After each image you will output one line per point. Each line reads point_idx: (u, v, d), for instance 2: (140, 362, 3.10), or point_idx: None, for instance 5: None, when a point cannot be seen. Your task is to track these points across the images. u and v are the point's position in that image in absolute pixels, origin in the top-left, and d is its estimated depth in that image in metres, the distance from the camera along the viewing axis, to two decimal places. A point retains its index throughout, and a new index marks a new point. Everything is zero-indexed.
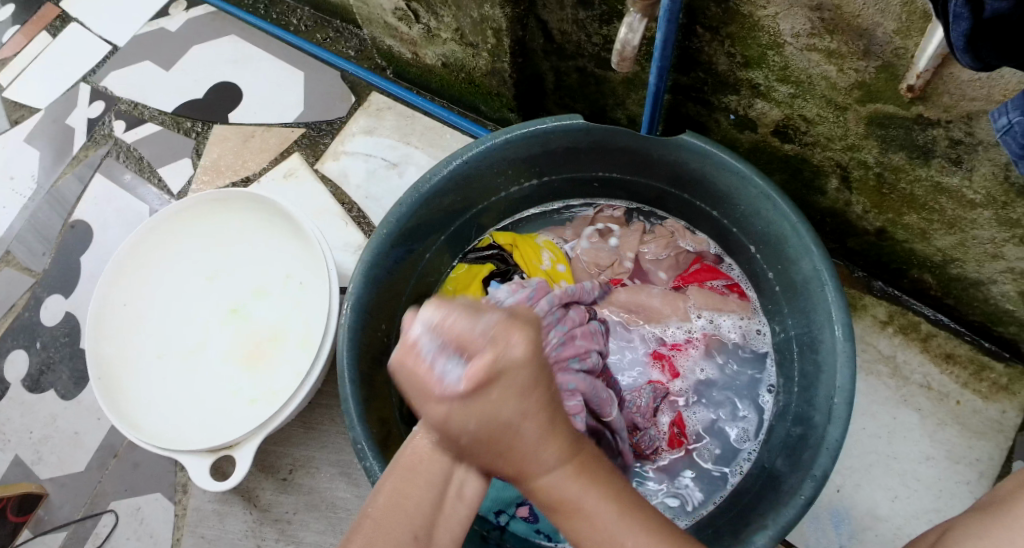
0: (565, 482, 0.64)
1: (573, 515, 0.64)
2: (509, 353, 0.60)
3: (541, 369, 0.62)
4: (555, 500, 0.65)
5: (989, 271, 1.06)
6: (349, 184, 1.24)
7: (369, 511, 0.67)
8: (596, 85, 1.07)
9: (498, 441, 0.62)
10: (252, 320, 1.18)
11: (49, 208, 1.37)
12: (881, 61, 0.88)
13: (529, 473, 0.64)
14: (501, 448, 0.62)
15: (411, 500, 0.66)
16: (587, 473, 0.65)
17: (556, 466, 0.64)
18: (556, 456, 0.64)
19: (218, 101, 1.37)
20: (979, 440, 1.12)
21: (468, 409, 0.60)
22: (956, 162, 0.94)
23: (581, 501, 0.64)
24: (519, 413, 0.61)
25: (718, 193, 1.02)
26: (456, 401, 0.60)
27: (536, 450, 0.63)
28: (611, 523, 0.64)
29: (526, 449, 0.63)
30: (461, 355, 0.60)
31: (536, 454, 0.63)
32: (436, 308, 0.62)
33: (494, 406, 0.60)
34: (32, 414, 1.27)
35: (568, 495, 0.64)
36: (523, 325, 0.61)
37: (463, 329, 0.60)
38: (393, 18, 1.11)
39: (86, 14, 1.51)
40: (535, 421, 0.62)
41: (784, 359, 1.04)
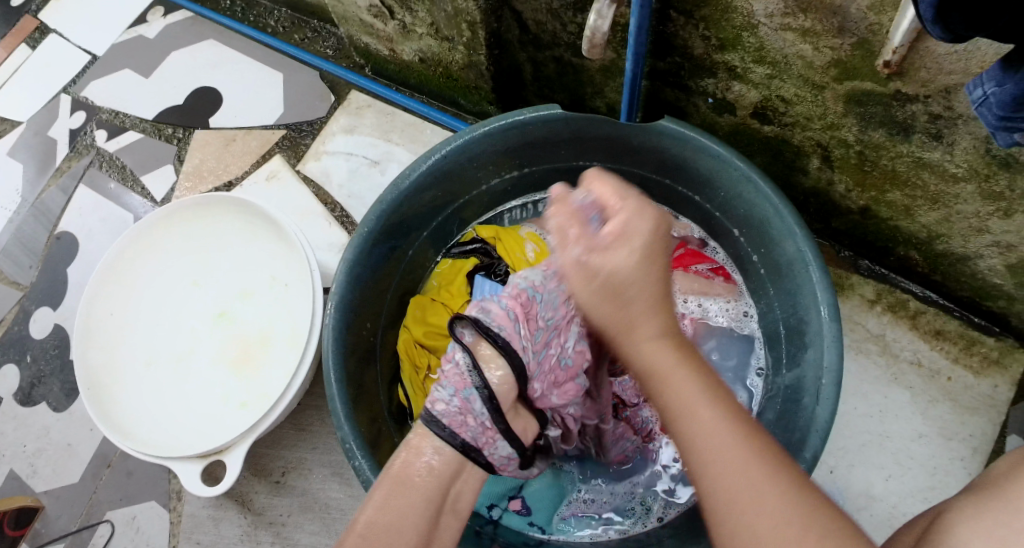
0: (659, 353, 0.69)
1: (655, 351, 0.69)
2: (622, 262, 0.69)
3: (656, 262, 0.70)
4: (649, 369, 0.69)
5: (975, 245, 1.06)
6: (331, 185, 1.24)
7: (358, 525, 0.72)
8: (574, 74, 1.07)
9: (621, 286, 0.69)
10: (238, 325, 1.18)
11: (34, 220, 1.37)
12: (856, 37, 0.88)
13: (634, 333, 0.70)
14: (620, 297, 0.69)
15: (405, 509, 0.73)
16: (682, 352, 0.69)
17: (658, 337, 0.70)
18: (660, 328, 0.70)
19: (198, 106, 1.36)
20: (972, 415, 1.12)
21: (587, 275, 0.70)
22: (937, 137, 0.94)
23: (673, 375, 0.68)
24: (643, 275, 0.69)
25: (700, 178, 1.02)
26: (592, 247, 0.71)
27: (647, 314, 0.69)
28: (697, 398, 0.67)
29: (638, 322, 0.69)
30: (580, 274, 0.71)
31: (643, 318, 0.69)
32: (593, 178, 0.76)
33: (619, 262, 0.69)
34: (25, 427, 1.27)
35: (657, 362, 0.69)
36: (652, 213, 0.72)
37: (611, 196, 0.73)
38: (369, 16, 1.11)
39: (65, 24, 1.51)
40: (638, 288, 0.69)
41: (771, 341, 1.04)
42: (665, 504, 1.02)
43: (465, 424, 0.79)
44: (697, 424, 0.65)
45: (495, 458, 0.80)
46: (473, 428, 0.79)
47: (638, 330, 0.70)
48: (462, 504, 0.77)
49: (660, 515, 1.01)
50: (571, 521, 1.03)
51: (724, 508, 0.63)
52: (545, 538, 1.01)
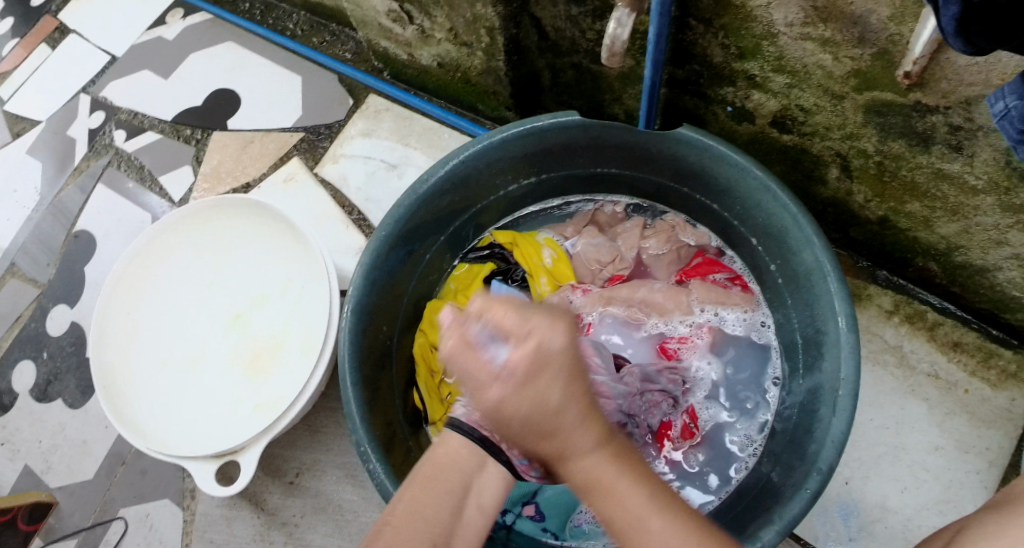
0: (600, 464, 0.71)
1: (528, 430, 0.70)
2: (549, 344, 0.69)
3: (575, 355, 0.71)
4: (590, 480, 0.71)
5: (994, 258, 1.05)
6: (348, 188, 1.24)
7: (388, 518, 0.76)
8: (592, 81, 1.07)
9: (546, 426, 0.69)
10: (253, 327, 1.19)
11: (52, 218, 1.38)
12: (877, 48, 0.87)
13: (570, 454, 0.71)
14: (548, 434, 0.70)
15: (430, 510, 0.76)
16: (621, 461, 0.72)
17: (590, 450, 0.71)
18: (592, 440, 0.71)
19: (217, 108, 1.37)
20: (989, 429, 1.11)
21: (520, 394, 0.68)
22: (956, 148, 0.93)
23: (616, 483, 0.71)
24: (566, 400, 0.69)
25: (718, 186, 1.01)
26: (510, 386, 0.68)
27: (576, 434, 0.70)
28: (641, 510, 0.70)
29: (568, 433, 0.70)
30: (511, 342, 0.69)
31: (572, 436, 0.70)
32: (482, 303, 0.72)
33: (547, 390, 0.68)
34: (41, 423, 1.28)
35: (614, 514, 0.70)
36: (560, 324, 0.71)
37: (508, 321, 0.70)
38: (387, 21, 1.11)
39: (85, 25, 1.52)
40: (526, 394, 0.68)
41: (788, 352, 1.03)
42: None
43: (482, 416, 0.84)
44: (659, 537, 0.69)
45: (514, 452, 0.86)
46: None
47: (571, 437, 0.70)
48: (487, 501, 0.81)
49: None
50: (585, 527, 1.04)
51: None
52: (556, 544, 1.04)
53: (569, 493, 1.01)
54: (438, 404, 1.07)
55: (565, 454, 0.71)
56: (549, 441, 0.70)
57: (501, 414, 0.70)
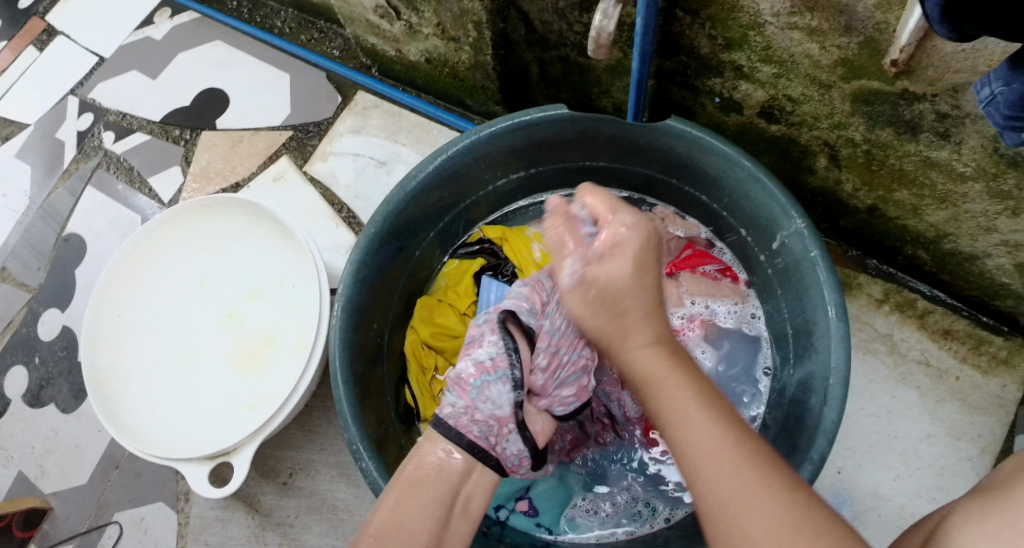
0: (654, 358, 0.74)
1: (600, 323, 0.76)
2: (628, 233, 0.77)
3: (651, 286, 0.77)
4: (652, 388, 0.73)
5: (983, 245, 1.05)
6: (337, 186, 1.24)
7: (369, 528, 0.75)
8: (580, 74, 1.07)
9: (614, 302, 0.75)
10: (244, 326, 1.18)
11: (41, 222, 1.38)
12: (863, 37, 0.88)
13: (627, 342, 0.75)
14: (615, 308, 0.76)
15: (412, 517, 0.75)
16: (676, 358, 0.75)
17: (647, 345, 0.75)
18: (651, 335, 0.76)
19: (205, 108, 1.37)
20: (980, 415, 1.12)
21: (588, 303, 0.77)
22: (944, 136, 0.94)
23: (670, 378, 0.73)
24: (636, 284, 0.76)
25: (706, 178, 1.01)
26: (590, 262, 0.77)
27: (640, 321, 0.76)
28: (693, 404, 0.71)
29: (632, 321, 0.75)
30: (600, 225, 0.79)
31: (633, 327, 0.75)
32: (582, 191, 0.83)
33: (616, 270, 0.76)
34: (34, 428, 1.27)
35: (676, 398, 0.72)
36: (644, 227, 0.78)
37: (600, 208, 0.80)
38: (375, 17, 1.11)
39: (72, 27, 1.52)
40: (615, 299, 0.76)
41: (779, 342, 1.04)
42: (672, 506, 1.02)
43: (476, 421, 0.83)
44: (706, 441, 0.68)
45: (507, 455, 0.84)
46: (480, 425, 0.83)
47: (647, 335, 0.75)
48: (473, 506, 0.80)
49: (667, 515, 1.01)
50: (579, 521, 1.03)
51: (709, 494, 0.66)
52: (552, 540, 1.01)
53: (561, 487, 1.04)
54: (430, 400, 1.06)
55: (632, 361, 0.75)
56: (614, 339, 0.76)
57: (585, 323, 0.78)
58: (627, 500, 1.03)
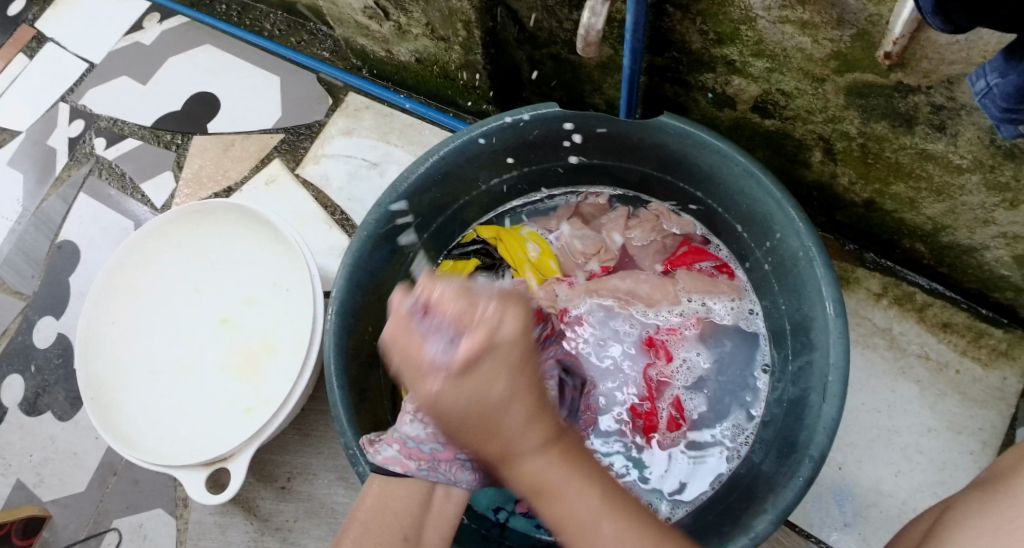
0: (546, 467, 0.66)
1: (557, 509, 0.67)
2: (500, 332, 0.64)
3: (529, 352, 0.66)
4: (534, 484, 0.67)
5: (982, 237, 1.04)
6: (330, 188, 1.24)
7: (357, 514, 0.82)
8: (572, 71, 1.07)
9: (488, 420, 0.63)
10: (240, 331, 1.18)
11: (35, 229, 1.37)
12: (856, 29, 0.87)
13: (511, 456, 0.65)
14: (489, 427, 0.64)
15: (397, 503, 0.81)
16: (567, 460, 0.67)
17: (535, 450, 0.66)
18: (537, 439, 0.66)
19: (197, 112, 1.36)
20: (982, 409, 1.11)
21: (460, 388, 0.63)
22: (939, 128, 0.93)
23: (566, 486, 0.67)
24: (508, 394, 0.63)
25: (701, 173, 1.00)
26: (448, 379, 0.63)
27: (519, 434, 0.65)
28: (593, 512, 0.67)
29: (511, 431, 0.64)
30: (463, 331, 0.64)
31: (514, 439, 0.65)
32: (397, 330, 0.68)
33: (485, 384, 0.63)
34: (31, 437, 1.27)
35: (552, 484, 0.66)
36: (513, 310, 0.66)
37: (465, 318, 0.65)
38: (364, 18, 1.10)
39: (61, 33, 1.51)
40: (503, 377, 0.63)
41: (776, 338, 1.03)
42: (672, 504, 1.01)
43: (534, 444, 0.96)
44: (588, 521, 0.66)
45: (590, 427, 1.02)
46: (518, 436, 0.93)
47: (509, 443, 0.65)
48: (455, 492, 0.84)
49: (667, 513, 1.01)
50: None
51: None
52: (553, 540, 1.00)
53: None
54: None
55: (495, 454, 0.66)
56: (490, 416, 0.63)
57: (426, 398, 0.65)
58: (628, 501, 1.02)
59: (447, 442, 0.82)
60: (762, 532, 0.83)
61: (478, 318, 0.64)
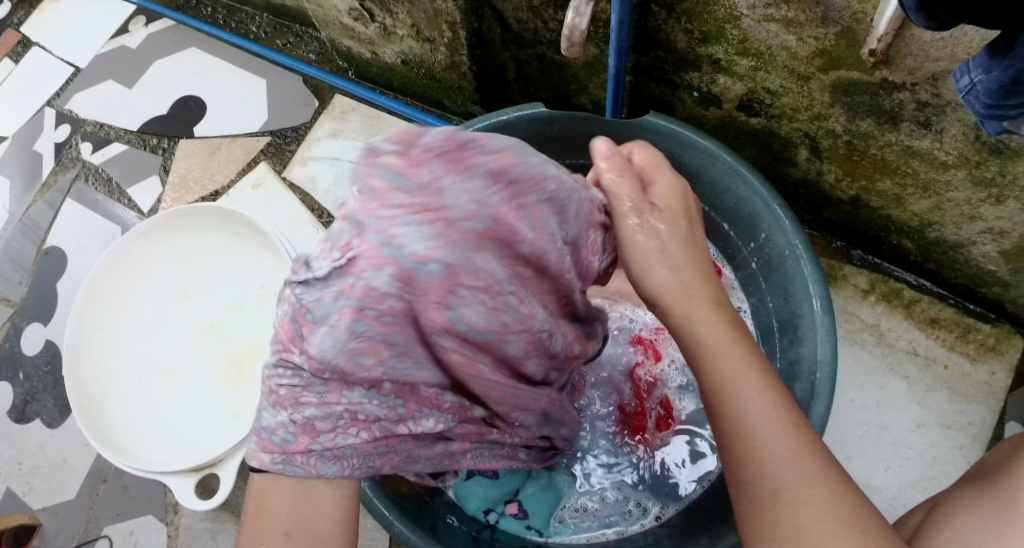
0: (707, 326, 0.72)
1: (722, 350, 0.71)
2: (674, 185, 0.78)
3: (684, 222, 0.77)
4: (698, 344, 0.72)
5: (968, 232, 1.05)
6: (317, 191, 1.24)
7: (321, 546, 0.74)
8: (558, 72, 1.07)
9: (673, 297, 0.73)
10: (229, 335, 1.17)
11: (22, 235, 1.36)
12: (841, 27, 0.87)
13: (675, 298, 0.73)
14: (668, 272, 0.74)
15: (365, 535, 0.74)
16: (738, 337, 0.72)
17: (707, 311, 0.73)
18: (707, 306, 0.73)
19: (183, 115, 1.35)
20: (970, 404, 1.12)
21: (652, 219, 0.74)
22: (925, 124, 0.93)
23: (725, 348, 0.71)
24: (677, 263, 0.74)
25: (687, 172, 1.01)
26: (641, 217, 0.74)
27: (688, 296, 0.73)
28: (762, 409, 0.67)
29: (676, 283, 0.74)
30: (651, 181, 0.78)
31: (682, 294, 0.73)
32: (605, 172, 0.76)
33: (663, 234, 0.75)
34: (20, 445, 1.26)
35: (710, 351, 0.71)
36: (674, 176, 0.79)
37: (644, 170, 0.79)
38: (349, 19, 1.10)
39: (46, 37, 1.50)
40: (685, 261, 0.75)
41: (764, 336, 1.03)
42: (662, 504, 1.02)
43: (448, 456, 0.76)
44: (760, 414, 0.67)
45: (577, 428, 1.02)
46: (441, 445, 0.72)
47: (681, 304, 0.73)
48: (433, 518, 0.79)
49: (657, 513, 1.01)
50: (570, 521, 1.02)
51: (769, 475, 0.64)
52: (542, 542, 1.01)
53: (551, 489, 1.02)
54: None
55: (659, 290, 0.74)
56: (672, 296, 0.74)
57: (630, 266, 0.75)
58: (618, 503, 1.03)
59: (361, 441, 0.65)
60: None
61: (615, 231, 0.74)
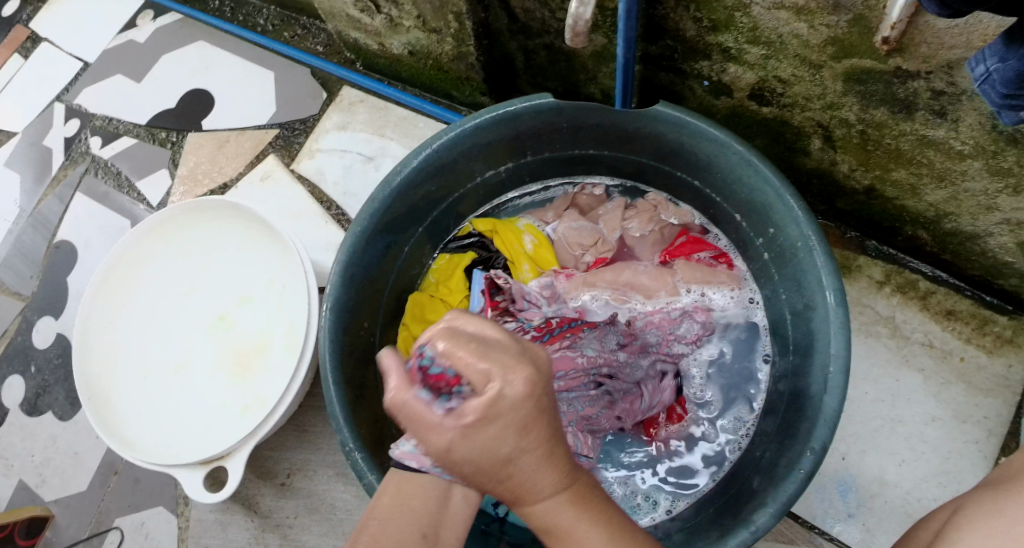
0: (558, 510, 0.67)
1: (557, 512, 0.67)
2: (505, 390, 0.64)
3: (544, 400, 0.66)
4: (548, 525, 0.68)
5: (985, 223, 1.03)
6: (325, 183, 1.24)
7: (373, 514, 0.74)
8: (566, 61, 1.06)
9: (504, 476, 0.66)
10: (237, 329, 1.17)
11: (33, 229, 1.36)
12: (853, 14, 0.85)
13: (525, 498, 0.67)
14: (502, 477, 0.66)
15: (415, 499, 0.74)
16: (580, 504, 0.68)
17: (553, 493, 0.67)
18: (552, 484, 0.67)
19: (191, 108, 1.35)
20: (986, 397, 1.10)
21: (471, 439, 0.65)
22: (940, 114, 0.91)
23: (574, 525, 0.67)
24: (514, 452, 0.65)
25: (698, 162, 0.99)
26: (457, 430, 0.65)
27: (539, 477, 0.66)
28: None
29: (528, 478, 0.66)
30: (467, 378, 0.66)
31: (534, 481, 0.66)
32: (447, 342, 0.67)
33: (492, 437, 0.65)
34: (33, 437, 1.26)
35: (562, 517, 0.67)
36: (516, 366, 0.65)
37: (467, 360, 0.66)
38: (355, 11, 1.09)
39: (55, 32, 1.50)
40: (516, 431, 0.65)
41: (778, 329, 1.01)
42: (671, 497, 1.02)
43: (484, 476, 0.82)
44: None
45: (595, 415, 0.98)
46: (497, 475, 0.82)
47: (517, 476, 0.66)
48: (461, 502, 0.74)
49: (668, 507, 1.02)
50: None
51: None
52: None
53: None
54: None
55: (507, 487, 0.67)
56: (517, 483, 0.66)
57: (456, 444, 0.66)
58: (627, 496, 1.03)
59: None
60: (764, 527, 0.82)
61: (479, 375, 0.65)
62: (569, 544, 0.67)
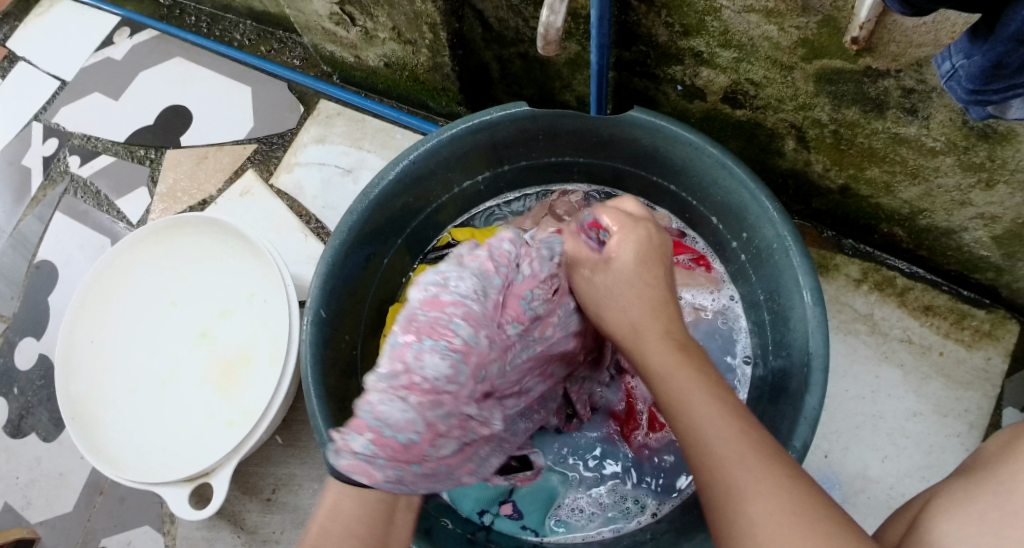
0: (662, 354, 0.73)
1: (667, 378, 0.71)
2: (630, 246, 0.80)
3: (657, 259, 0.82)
4: (656, 370, 0.72)
5: (959, 218, 1.04)
6: (305, 197, 1.24)
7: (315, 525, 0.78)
8: (541, 69, 1.07)
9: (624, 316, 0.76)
10: (220, 345, 1.17)
11: (12, 249, 1.35)
12: (822, 16, 0.86)
13: (638, 337, 0.75)
14: (618, 304, 0.77)
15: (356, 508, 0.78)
16: (689, 361, 0.72)
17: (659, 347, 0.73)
18: (659, 332, 0.75)
19: (169, 125, 1.35)
20: (966, 391, 1.11)
21: (613, 266, 0.79)
22: (911, 111, 0.93)
23: (678, 369, 0.71)
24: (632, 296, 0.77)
25: (674, 166, 1.00)
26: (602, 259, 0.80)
27: (644, 318, 0.76)
28: (705, 400, 0.68)
29: (638, 314, 0.76)
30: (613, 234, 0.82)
31: (642, 320, 0.76)
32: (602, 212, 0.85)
33: (625, 273, 0.79)
34: (17, 459, 1.25)
35: (663, 371, 0.71)
36: (630, 235, 0.81)
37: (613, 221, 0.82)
38: (330, 24, 1.10)
39: (31, 51, 1.49)
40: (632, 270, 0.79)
41: (757, 330, 1.02)
42: (659, 500, 1.01)
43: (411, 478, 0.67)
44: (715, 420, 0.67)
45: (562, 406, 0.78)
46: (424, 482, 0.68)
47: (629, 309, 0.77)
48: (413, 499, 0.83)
49: (654, 510, 1.01)
50: (566, 520, 1.02)
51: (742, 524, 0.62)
52: (539, 542, 1.00)
53: (544, 490, 1.02)
54: None
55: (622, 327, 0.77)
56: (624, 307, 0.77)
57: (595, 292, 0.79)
58: (614, 501, 1.02)
59: (425, 434, 0.65)
60: None
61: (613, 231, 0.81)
62: (674, 405, 0.69)
